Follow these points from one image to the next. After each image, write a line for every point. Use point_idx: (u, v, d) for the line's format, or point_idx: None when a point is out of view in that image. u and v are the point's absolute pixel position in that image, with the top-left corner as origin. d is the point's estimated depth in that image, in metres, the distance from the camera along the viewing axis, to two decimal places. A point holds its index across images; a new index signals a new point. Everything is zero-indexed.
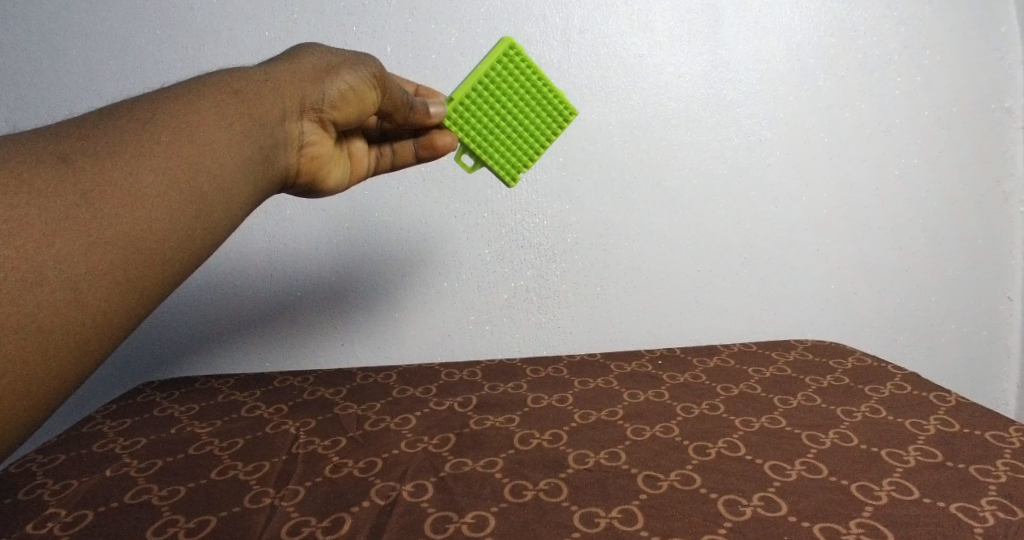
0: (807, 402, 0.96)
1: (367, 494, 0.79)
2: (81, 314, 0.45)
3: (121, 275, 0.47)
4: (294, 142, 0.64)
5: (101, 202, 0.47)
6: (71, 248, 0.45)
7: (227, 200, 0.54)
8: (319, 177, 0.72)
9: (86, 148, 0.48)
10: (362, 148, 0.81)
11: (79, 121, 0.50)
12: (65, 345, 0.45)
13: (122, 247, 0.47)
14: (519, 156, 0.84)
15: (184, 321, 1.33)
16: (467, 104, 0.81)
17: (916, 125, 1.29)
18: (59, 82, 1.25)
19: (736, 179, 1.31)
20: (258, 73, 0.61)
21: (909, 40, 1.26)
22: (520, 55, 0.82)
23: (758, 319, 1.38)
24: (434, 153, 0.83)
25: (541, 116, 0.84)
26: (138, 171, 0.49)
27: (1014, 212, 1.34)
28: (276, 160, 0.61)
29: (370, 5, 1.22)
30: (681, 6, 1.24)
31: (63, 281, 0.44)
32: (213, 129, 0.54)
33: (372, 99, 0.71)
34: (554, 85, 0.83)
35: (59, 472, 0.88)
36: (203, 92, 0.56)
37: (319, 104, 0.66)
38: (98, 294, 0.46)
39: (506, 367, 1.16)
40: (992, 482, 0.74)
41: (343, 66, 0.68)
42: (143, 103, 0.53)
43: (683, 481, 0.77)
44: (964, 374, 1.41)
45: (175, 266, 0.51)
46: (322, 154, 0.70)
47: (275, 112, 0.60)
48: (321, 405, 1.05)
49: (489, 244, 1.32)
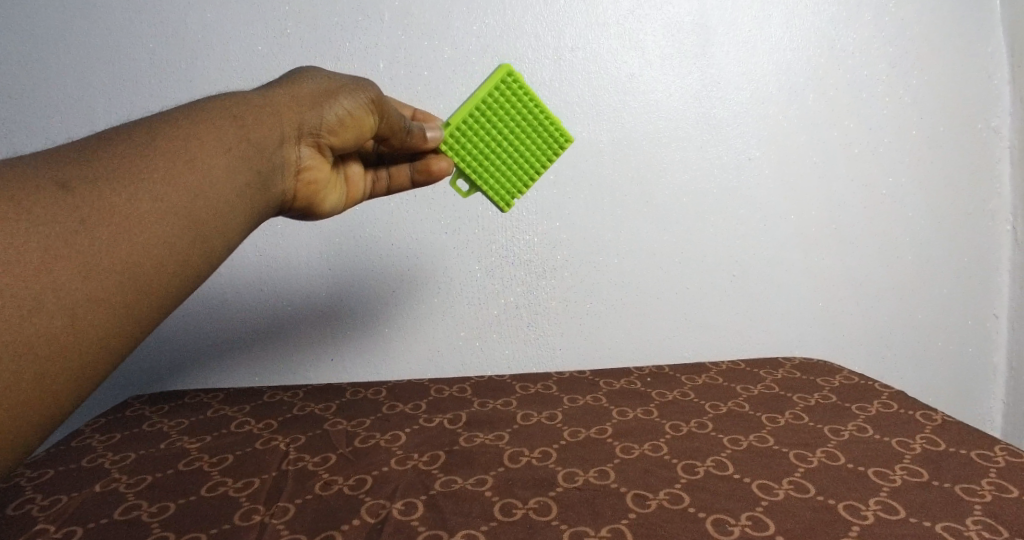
0: (794, 420, 0.97)
1: (357, 512, 0.78)
2: (78, 340, 0.45)
3: (118, 302, 0.47)
4: (293, 166, 0.65)
5: (99, 229, 0.47)
6: (70, 276, 0.45)
7: (225, 224, 0.54)
8: (315, 201, 0.72)
9: (85, 174, 0.48)
10: (359, 172, 0.82)
11: (79, 145, 0.50)
12: (64, 367, 0.45)
13: (121, 274, 0.47)
14: (514, 183, 0.85)
15: (172, 335, 1.32)
16: (464, 129, 0.81)
17: (903, 144, 1.32)
18: (48, 92, 1.24)
19: (725, 197, 1.32)
20: (257, 98, 0.61)
21: (896, 61, 1.28)
22: (517, 82, 0.83)
23: (746, 335, 1.39)
24: (430, 178, 0.83)
25: (537, 143, 0.85)
26: (137, 197, 0.49)
27: (999, 231, 1.37)
28: (275, 185, 0.61)
29: (363, 21, 1.23)
30: (672, 25, 1.25)
31: (61, 308, 0.44)
32: (214, 155, 0.54)
33: (369, 124, 0.72)
34: (550, 112, 0.84)
35: (47, 488, 0.87)
36: (204, 117, 0.56)
37: (318, 129, 0.67)
38: (96, 321, 0.46)
39: (496, 383, 1.16)
40: (977, 501, 0.75)
41: (341, 91, 0.68)
42: (143, 128, 0.53)
43: (672, 500, 0.77)
44: (951, 392, 1.43)
45: (173, 292, 0.51)
46: (319, 179, 0.70)
47: (275, 137, 0.61)
48: (311, 421, 1.04)
49: (480, 260, 1.32)
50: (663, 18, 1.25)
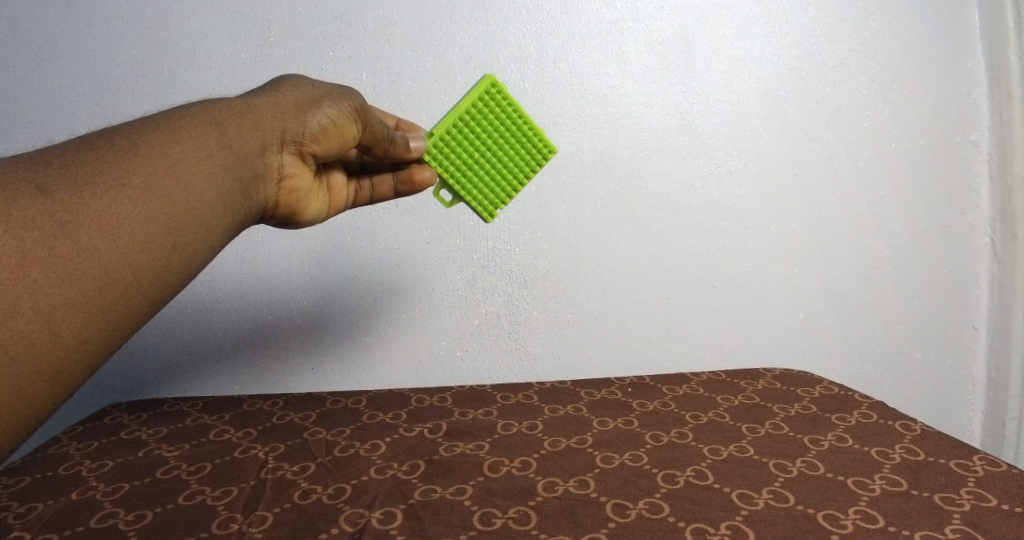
0: (775, 430, 0.97)
1: (336, 521, 0.78)
2: (53, 344, 0.45)
3: (95, 307, 0.47)
4: (275, 173, 0.65)
5: (79, 232, 0.46)
6: (47, 279, 0.44)
7: (206, 230, 0.54)
8: (297, 210, 0.73)
9: (65, 178, 0.48)
10: (341, 180, 0.82)
11: (60, 149, 0.50)
12: (37, 376, 0.44)
13: (98, 278, 0.47)
14: (496, 193, 0.85)
15: (153, 344, 1.31)
16: (448, 139, 0.82)
17: (883, 156, 1.33)
18: (30, 100, 1.23)
19: (706, 209, 1.33)
20: (239, 104, 0.61)
21: (876, 74, 1.30)
22: (500, 93, 0.83)
23: (726, 347, 1.40)
24: (413, 188, 0.84)
25: (519, 153, 0.85)
26: (118, 201, 0.49)
27: (979, 243, 1.38)
28: (256, 192, 0.61)
29: (347, 30, 1.23)
30: (654, 39, 1.27)
31: (37, 312, 0.44)
32: (195, 160, 0.54)
33: (352, 133, 0.72)
34: (533, 123, 0.85)
35: (24, 495, 0.86)
36: (185, 122, 0.56)
37: (300, 136, 0.66)
38: (71, 324, 0.46)
39: (477, 393, 1.16)
40: (956, 510, 0.75)
41: (324, 99, 0.69)
42: (123, 133, 0.53)
43: (652, 509, 0.77)
44: (930, 404, 1.44)
45: (151, 296, 0.50)
46: (301, 187, 0.70)
47: (257, 144, 0.61)
48: (290, 429, 1.03)
49: (462, 269, 1.32)
50: (645, 31, 1.26)
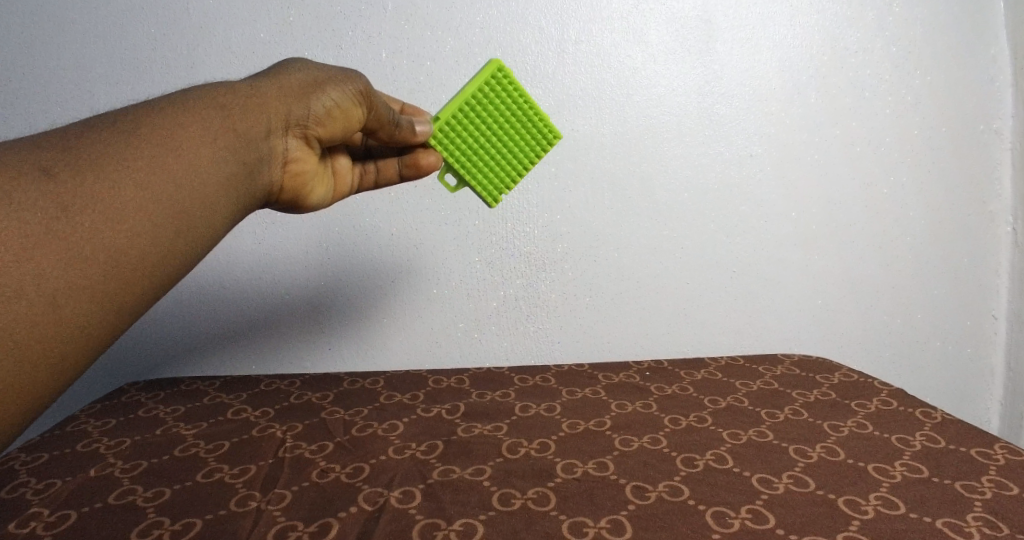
0: (794, 415, 0.97)
1: (355, 500, 0.77)
2: (59, 325, 0.44)
3: (101, 289, 0.46)
4: (279, 157, 0.64)
5: (82, 216, 0.46)
6: (51, 262, 0.44)
7: (211, 214, 0.54)
8: (302, 194, 0.72)
9: (70, 160, 0.47)
10: (347, 165, 0.80)
11: (66, 131, 0.50)
12: (47, 354, 0.44)
13: (103, 262, 0.47)
14: (501, 179, 0.84)
15: (171, 323, 1.31)
16: (453, 125, 0.81)
17: (903, 143, 1.31)
18: (50, 81, 1.23)
19: (726, 193, 1.32)
20: (244, 87, 0.60)
21: (900, 60, 1.28)
22: (507, 78, 0.81)
23: (743, 333, 1.39)
24: (418, 172, 0.82)
25: (525, 141, 0.84)
26: (121, 185, 0.48)
27: (999, 231, 1.36)
28: (260, 175, 0.61)
29: (366, 11, 1.22)
30: (677, 21, 1.25)
31: (41, 295, 0.44)
32: (199, 144, 0.53)
33: (358, 117, 0.71)
34: (539, 108, 0.83)
35: (43, 471, 0.86)
36: (190, 106, 0.55)
37: (305, 120, 0.65)
38: (78, 308, 0.45)
39: (494, 375, 1.15)
40: (978, 498, 0.75)
41: (329, 82, 0.67)
42: (129, 115, 0.52)
43: (671, 492, 0.77)
44: (948, 393, 1.43)
45: (157, 281, 0.50)
46: (306, 171, 0.69)
47: (262, 127, 0.60)
48: (306, 410, 1.03)
49: (480, 251, 1.31)
50: (667, 13, 1.25)
